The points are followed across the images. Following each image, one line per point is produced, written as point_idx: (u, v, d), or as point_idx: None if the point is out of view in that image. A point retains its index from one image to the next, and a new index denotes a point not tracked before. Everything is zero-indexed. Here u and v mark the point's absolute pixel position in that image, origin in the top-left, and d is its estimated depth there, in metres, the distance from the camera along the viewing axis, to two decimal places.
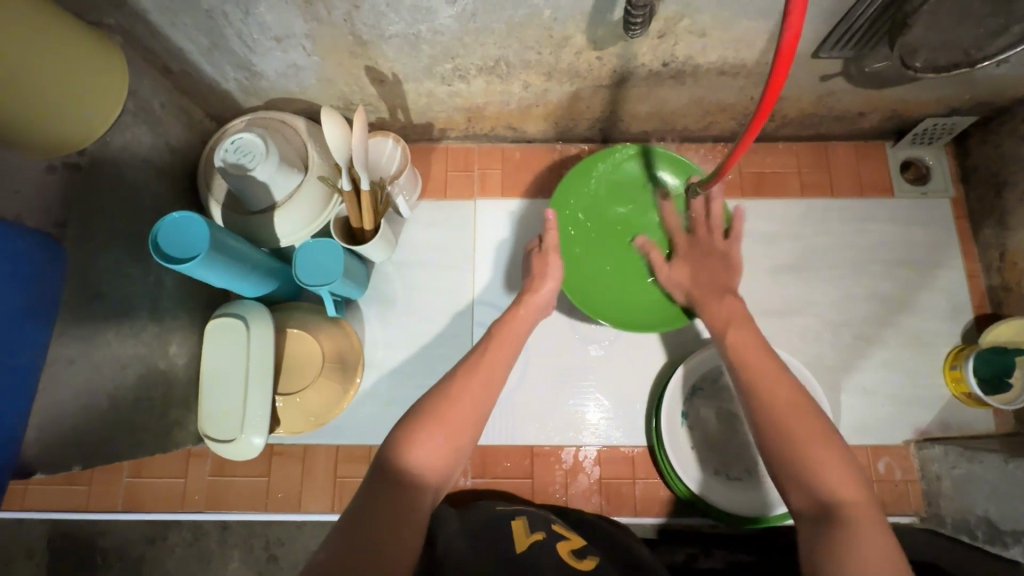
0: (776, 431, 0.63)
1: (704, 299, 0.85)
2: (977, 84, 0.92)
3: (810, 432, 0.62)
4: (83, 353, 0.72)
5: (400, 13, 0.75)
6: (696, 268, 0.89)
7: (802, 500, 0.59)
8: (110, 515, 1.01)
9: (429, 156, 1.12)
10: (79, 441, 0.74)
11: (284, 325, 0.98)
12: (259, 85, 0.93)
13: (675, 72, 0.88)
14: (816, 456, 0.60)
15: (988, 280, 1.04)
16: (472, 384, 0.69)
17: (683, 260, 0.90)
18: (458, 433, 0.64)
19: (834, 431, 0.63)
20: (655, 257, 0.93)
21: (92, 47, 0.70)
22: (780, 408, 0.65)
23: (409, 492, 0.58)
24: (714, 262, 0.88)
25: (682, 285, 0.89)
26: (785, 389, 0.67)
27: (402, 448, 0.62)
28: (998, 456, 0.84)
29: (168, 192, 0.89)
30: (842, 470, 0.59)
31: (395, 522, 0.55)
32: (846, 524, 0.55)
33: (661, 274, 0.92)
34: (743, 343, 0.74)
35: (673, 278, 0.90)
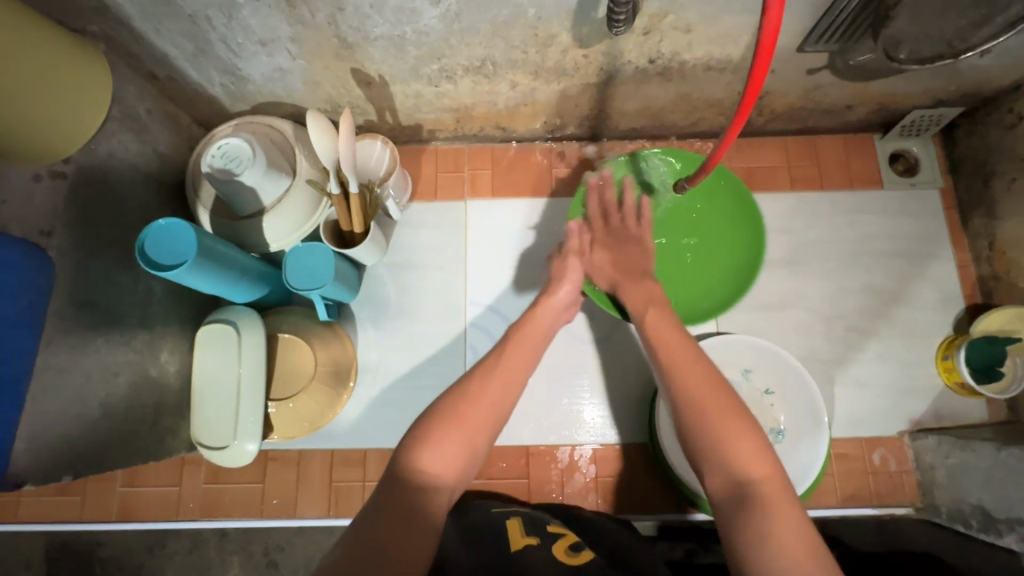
0: (690, 416, 0.63)
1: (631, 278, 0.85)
2: (961, 75, 0.92)
3: (723, 413, 0.62)
4: (74, 363, 0.71)
5: (383, 14, 0.75)
6: (617, 244, 0.89)
7: (717, 482, 0.60)
8: (105, 525, 1.00)
9: (418, 158, 1.11)
10: (71, 451, 0.74)
11: (275, 330, 0.98)
12: (245, 90, 0.93)
13: (662, 68, 0.88)
14: (728, 435, 0.60)
15: (978, 270, 1.04)
16: (484, 386, 0.68)
17: (598, 248, 0.89)
18: (468, 436, 0.63)
19: (746, 414, 0.62)
20: (581, 241, 0.89)
21: (78, 59, 0.70)
22: (700, 394, 0.64)
23: (417, 487, 0.58)
24: (631, 247, 0.89)
25: (603, 272, 0.88)
26: (706, 375, 0.66)
27: (413, 449, 0.61)
28: (991, 445, 0.85)
29: (155, 199, 0.88)
30: (753, 449, 0.59)
31: (405, 522, 0.54)
32: (755, 498, 0.56)
33: (583, 262, 0.89)
34: (665, 331, 0.74)
35: (595, 265, 0.88)
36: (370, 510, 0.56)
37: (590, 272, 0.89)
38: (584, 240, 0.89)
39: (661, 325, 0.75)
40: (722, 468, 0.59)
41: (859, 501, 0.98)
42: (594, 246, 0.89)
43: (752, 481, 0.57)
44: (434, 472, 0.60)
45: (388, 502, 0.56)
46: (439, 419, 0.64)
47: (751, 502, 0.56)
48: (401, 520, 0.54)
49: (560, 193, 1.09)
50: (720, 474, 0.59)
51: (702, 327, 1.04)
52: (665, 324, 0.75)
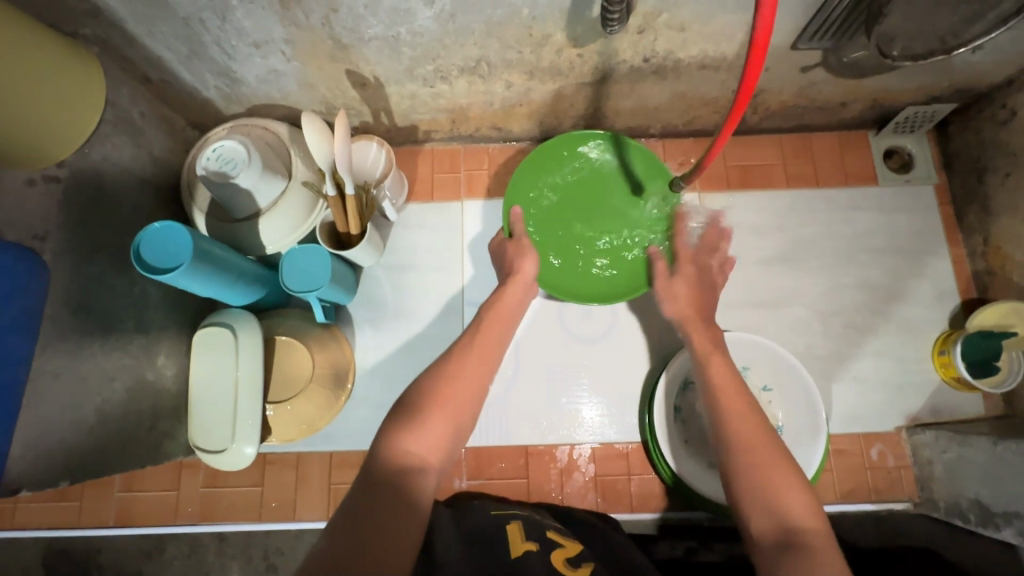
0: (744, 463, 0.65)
1: (690, 320, 0.86)
2: (953, 72, 0.93)
3: (776, 463, 0.64)
4: (69, 367, 0.71)
5: (378, 15, 0.75)
6: (688, 287, 0.90)
7: (765, 527, 0.60)
8: (103, 530, 1.00)
9: (414, 158, 1.11)
10: (67, 457, 0.73)
11: (272, 333, 0.98)
12: (240, 92, 0.93)
13: (657, 67, 0.89)
14: (780, 485, 0.62)
15: (973, 265, 1.05)
16: (458, 372, 0.70)
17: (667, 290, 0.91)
18: (450, 416, 0.66)
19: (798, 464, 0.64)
20: (659, 265, 0.93)
21: (71, 63, 0.69)
22: (754, 444, 0.66)
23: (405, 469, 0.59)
24: (708, 289, 0.92)
25: (680, 299, 0.89)
26: (756, 425, 0.68)
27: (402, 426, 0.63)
28: (988, 439, 0.85)
29: (150, 203, 0.87)
30: (803, 498, 0.61)
31: (398, 504, 0.55)
32: (803, 545, 0.57)
33: (660, 283, 0.91)
34: (719, 376, 0.76)
35: (672, 292, 0.90)
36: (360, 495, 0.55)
37: (664, 295, 0.90)
38: (663, 268, 0.93)
39: (714, 369, 0.77)
40: (769, 517, 0.61)
41: (857, 497, 0.98)
42: (675, 276, 0.92)
43: (803, 528, 0.59)
44: (424, 455, 0.61)
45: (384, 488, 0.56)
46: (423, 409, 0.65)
47: (801, 547, 0.57)
48: (395, 504, 0.55)
49: None
50: (766, 520, 0.60)
51: None
52: (719, 367, 0.77)
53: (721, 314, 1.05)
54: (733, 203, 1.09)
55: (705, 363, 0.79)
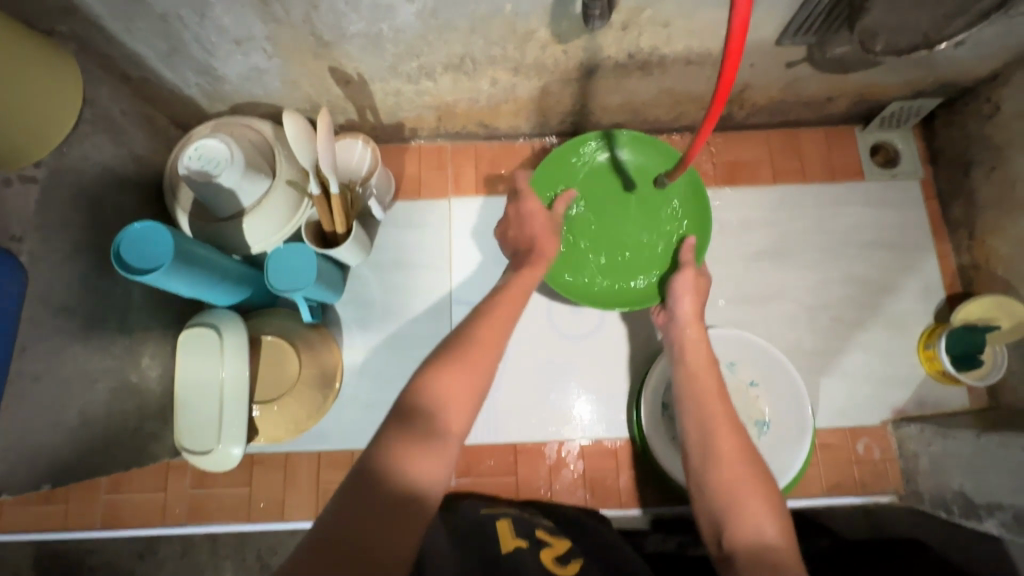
0: (718, 478, 0.66)
1: (684, 323, 0.85)
2: (938, 66, 0.93)
3: (749, 480, 0.65)
4: (49, 369, 0.70)
5: (358, 12, 0.74)
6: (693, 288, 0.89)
7: (736, 542, 0.60)
8: (89, 533, 0.99)
9: (401, 156, 1.11)
10: (49, 460, 0.72)
11: (259, 333, 0.97)
12: (223, 90, 0.92)
13: (642, 63, 0.88)
14: (749, 502, 0.63)
15: (958, 259, 1.05)
16: (472, 356, 0.65)
17: (675, 292, 0.89)
18: (466, 402, 0.61)
19: (774, 482, 0.66)
20: (687, 256, 0.92)
21: (43, 60, 0.68)
22: (729, 460, 0.67)
23: (414, 463, 0.54)
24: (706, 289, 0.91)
25: (692, 292, 0.88)
26: (733, 441, 0.69)
27: (418, 388, 0.60)
28: (971, 431, 0.86)
29: (132, 202, 0.86)
30: (773, 515, 0.62)
31: (400, 500, 0.52)
32: (774, 561, 0.57)
33: (686, 274, 0.89)
34: (702, 386, 0.75)
35: (683, 286, 0.89)
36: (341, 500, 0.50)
37: (677, 288, 0.89)
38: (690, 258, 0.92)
39: (696, 379, 0.77)
40: (737, 533, 0.61)
41: (844, 490, 0.99)
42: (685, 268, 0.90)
43: (771, 545, 0.59)
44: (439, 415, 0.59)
45: (385, 489, 0.52)
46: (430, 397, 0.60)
47: (771, 564, 0.57)
48: (397, 502, 0.52)
49: None
50: (736, 535, 0.61)
51: None
52: (703, 378, 0.77)
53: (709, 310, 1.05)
54: (721, 199, 1.09)
55: (687, 369, 0.79)
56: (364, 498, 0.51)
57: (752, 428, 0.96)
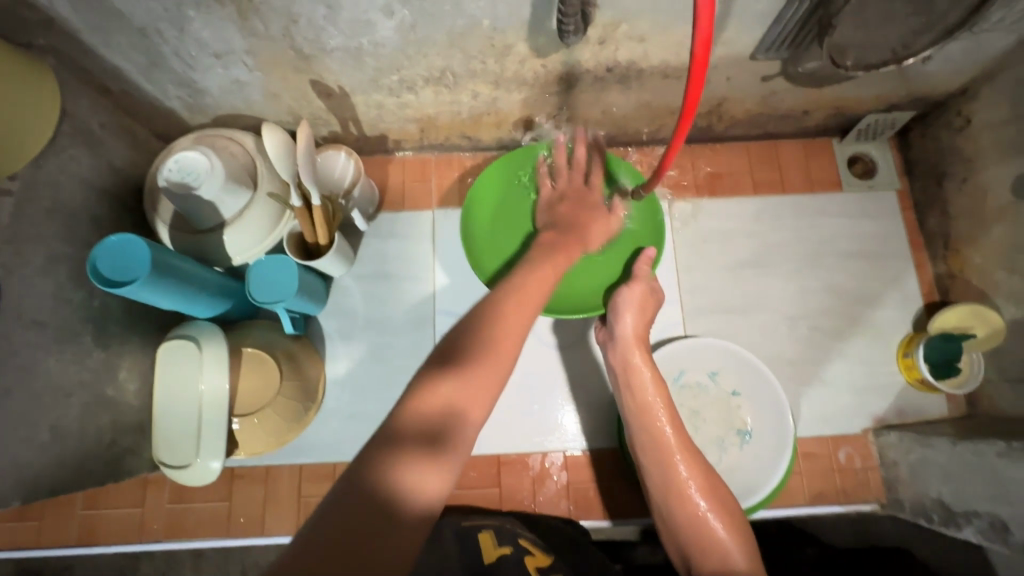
0: (685, 516, 0.73)
1: (625, 345, 0.84)
2: (910, 80, 0.95)
3: (713, 513, 0.72)
4: (21, 384, 0.69)
5: (337, 26, 0.75)
6: (640, 302, 0.86)
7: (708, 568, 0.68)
8: (64, 550, 0.97)
9: (384, 168, 1.11)
10: (18, 476, 0.71)
11: (239, 345, 0.96)
12: (204, 103, 0.92)
13: (621, 76, 0.90)
14: (717, 530, 0.70)
15: (935, 268, 1.07)
16: (488, 362, 0.60)
17: (619, 307, 0.86)
18: (477, 411, 0.57)
19: (735, 513, 0.73)
20: (642, 268, 0.89)
21: (19, 75, 0.67)
22: (694, 496, 0.73)
23: (422, 474, 0.50)
24: (652, 300, 0.88)
25: (640, 309, 0.86)
26: (696, 475, 0.74)
27: (425, 386, 0.56)
28: (947, 439, 0.87)
29: (111, 214, 0.86)
30: (738, 542, 0.69)
31: (404, 511, 0.48)
32: None
33: (627, 291, 0.86)
34: (655, 423, 0.78)
35: (626, 299, 0.86)
36: (330, 513, 0.45)
37: (622, 301, 0.86)
38: (643, 269, 0.89)
39: (647, 410, 0.79)
40: (705, 562, 0.68)
41: (826, 499, 0.99)
42: (633, 284, 0.87)
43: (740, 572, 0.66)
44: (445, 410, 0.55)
45: (390, 504, 0.47)
46: (433, 400, 0.55)
47: None
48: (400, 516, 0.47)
49: None
50: (707, 567, 0.69)
51: (669, 329, 1.05)
52: (653, 408, 0.79)
53: (692, 319, 1.06)
54: (702, 210, 1.11)
55: (635, 397, 0.80)
56: (363, 513, 0.46)
57: (734, 437, 0.98)
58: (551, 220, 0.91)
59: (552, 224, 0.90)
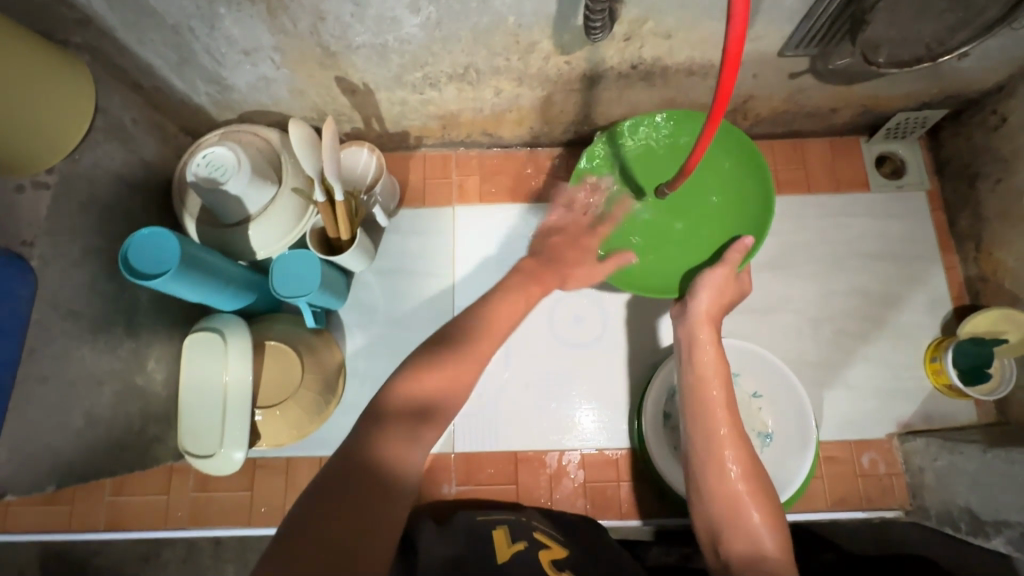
0: (720, 490, 0.69)
1: (696, 321, 0.83)
2: (943, 78, 0.93)
3: (750, 494, 0.68)
4: (56, 372, 0.71)
5: (364, 23, 0.76)
6: (718, 287, 0.85)
7: (737, 546, 0.65)
8: (93, 534, 1.00)
9: (405, 164, 1.12)
10: (53, 460, 0.73)
11: (262, 338, 0.97)
12: (231, 99, 0.94)
13: (645, 73, 0.89)
14: (751, 512, 0.67)
15: (965, 271, 1.04)
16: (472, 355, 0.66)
17: (698, 285, 0.85)
18: (455, 398, 0.64)
19: (773, 497, 0.69)
20: (734, 257, 0.86)
21: (55, 73, 0.69)
22: (734, 472, 0.70)
23: (401, 448, 0.56)
24: (731, 288, 0.87)
25: (720, 293, 0.85)
26: (740, 453, 0.71)
27: (413, 373, 0.63)
28: (977, 446, 0.85)
29: (141, 208, 0.88)
30: (771, 526, 0.66)
31: (390, 478, 0.54)
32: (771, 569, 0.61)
33: (713, 274, 0.85)
34: (710, 394, 0.76)
35: (710, 282, 0.85)
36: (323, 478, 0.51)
37: (703, 284, 0.85)
38: (733, 259, 0.86)
39: (705, 381, 0.77)
40: (733, 540, 0.66)
41: (848, 504, 0.97)
42: (718, 270, 0.86)
43: (768, 555, 0.63)
44: (427, 395, 0.61)
45: (382, 474, 0.53)
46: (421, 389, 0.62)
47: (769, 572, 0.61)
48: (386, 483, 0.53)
49: (543, 199, 1.10)
50: (732, 545, 0.65)
51: None
52: (711, 382, 0.77)
53: None
54: None
55: (695, 368, 0.79)
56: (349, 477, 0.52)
57: (755, 439, 0.96)
58: (536, 250, 0.89)
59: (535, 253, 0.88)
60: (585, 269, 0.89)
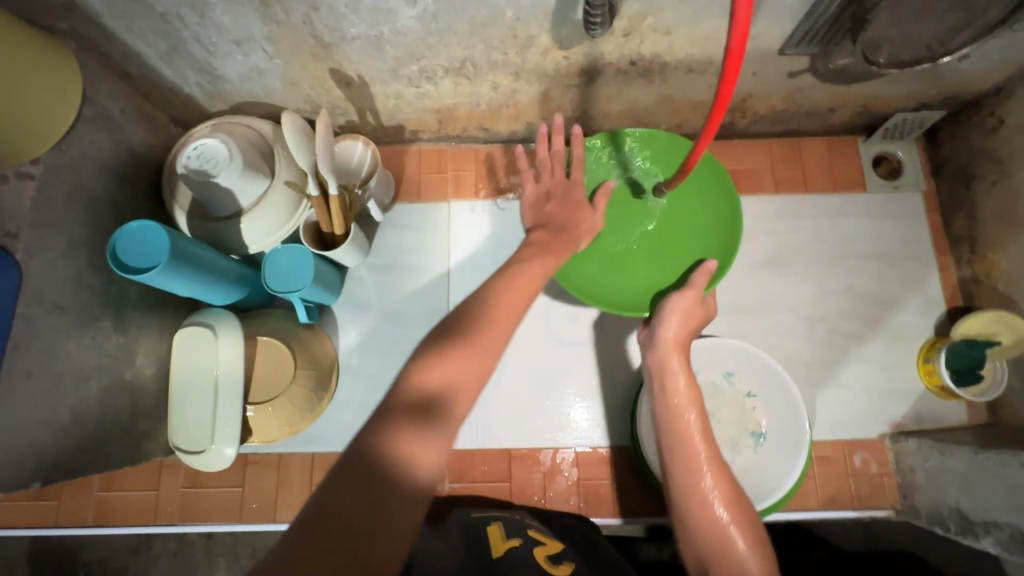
0: (705, 521, 0.70)
1: (665, 348, 0.83)
2: (942, 78, 0.93)
3: (733, 522, 0.69)
4: (42, 366, 0.70)
5: (358, 14, 0.74)
6: (687, 311, 0.85)
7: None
8: (81, 530, 0.99)
9: (400, 159, 1.10)
10: (39, 456, 0.72)
11: (253, 333, 0.96)
12: (223, 90, 0.92)
13: (644, 70, 0.88)
14: (736, 540, 0.67)
15: (960, 273, 1.04)
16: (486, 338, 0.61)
17: (664, 311, 0.85)
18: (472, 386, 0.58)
19: (757, 523, 0.69)
20: (699, 280, 0.85)
21: (38, 61, 0.67)
22: (715, 501, 0.71)
23: (415, 452, 0.51)
24: (698, 311, 0.86)
25: (689, 316, 0.85)
26: (720, 482, 0.72)
27: (423, 364, 0.57)
28: (968, 448, 0.85)
29: (130, 200, 0.86)
30: (757, 553, 0.66)
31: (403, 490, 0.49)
32: None
33: (682, 296, 0.84)
34: (684, 425, 0.77)
35: (675, 305, 0.84)
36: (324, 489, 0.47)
37: (666, 307, 0.84)
38: (699, 283, 0.85)
39: (678, 412, 0.78)
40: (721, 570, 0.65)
41: (840, 503, 0.98)
42: (684, 292, 0.85)
43: None
44: (441, 389, 0.56)
45: (394, 480, 0.49)
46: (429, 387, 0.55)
47: None
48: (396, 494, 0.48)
49: None
50: None
51: None
52: (686, 414, 0.78)
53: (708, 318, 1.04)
54: None
55: (667, 400, 0.80)
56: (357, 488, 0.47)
57: (748, 439, 0.96)
58: (536, 220, 0.85)
59: (542, 225, 0.84)
60: (590, 221, 0.87)
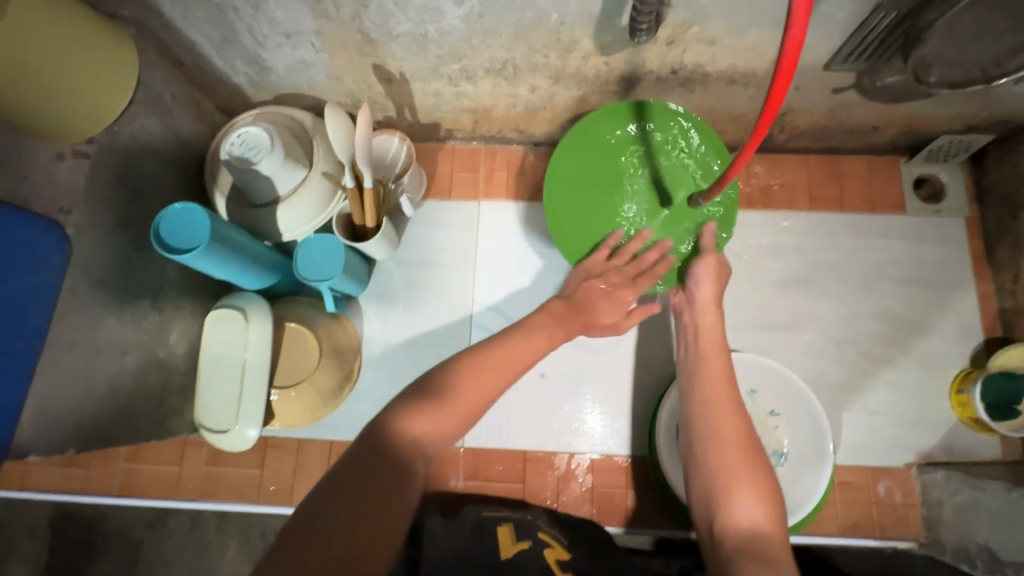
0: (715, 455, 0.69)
1: (704, 309, 0.83)
2: (993, 102, 0.90)
3: (745, 461, 0.68)
4: (84, 339, 0.73)
5: (406, 12, 0.76)
6: (716, 275, 0.85)
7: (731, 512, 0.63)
8: (105, 499, 1.02)
9: (434, 156, 1.11)
10: (74, 425, 0.75)
11: (283, 319, 1.00)
12: (268, 80, 0.94)
13: (684, 79, 0.88)
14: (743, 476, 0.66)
15: (1000, 302, 1.01)
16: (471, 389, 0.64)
17: (697, 276, 0.85)
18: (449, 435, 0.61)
19: (767, 468, 0.68)
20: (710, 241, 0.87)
21: (92, 47, 0.68)
22: (729, 441, 0.69)
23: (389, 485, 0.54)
24: (722, 272, 0.86)
25: (711, 279, 0.85)
26: (735, 427, 0.70)
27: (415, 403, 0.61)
28: (1002, 485, 0.83)
29: (174, 183, 0.89)
30: (763, 496, 0.64)
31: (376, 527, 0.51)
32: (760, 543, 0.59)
33: (706, 260, 0.85)
34: (710, 372, 0.76)
35: (699, 270, 0.85)
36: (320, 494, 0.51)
37: (694, 274, 0.85)
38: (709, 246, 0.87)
39: (706, 359, 0.78)
40: (725, 503, 0.64)
41: (861, 531, 0.95)
42: (709, 257, 0.85)
43: (760, 523, 0.62)
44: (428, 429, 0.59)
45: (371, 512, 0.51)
46: (411, 439, 0.58)
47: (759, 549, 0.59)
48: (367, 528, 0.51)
49: None
50: (726, 510, 0.64)
51: None
52: (712, 363, 0.77)
53: (733, 333, 1.03)
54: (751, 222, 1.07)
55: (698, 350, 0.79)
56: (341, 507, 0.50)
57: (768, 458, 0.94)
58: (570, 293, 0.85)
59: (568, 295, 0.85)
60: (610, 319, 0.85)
